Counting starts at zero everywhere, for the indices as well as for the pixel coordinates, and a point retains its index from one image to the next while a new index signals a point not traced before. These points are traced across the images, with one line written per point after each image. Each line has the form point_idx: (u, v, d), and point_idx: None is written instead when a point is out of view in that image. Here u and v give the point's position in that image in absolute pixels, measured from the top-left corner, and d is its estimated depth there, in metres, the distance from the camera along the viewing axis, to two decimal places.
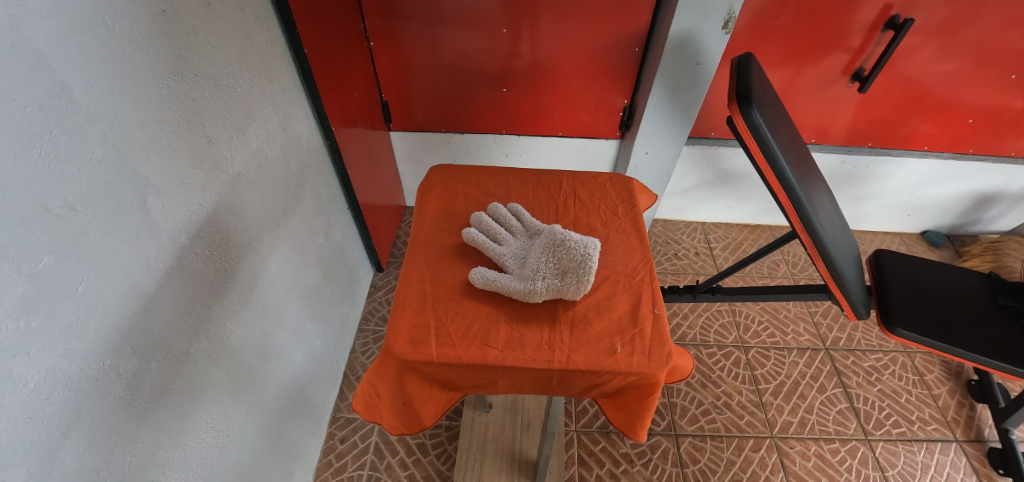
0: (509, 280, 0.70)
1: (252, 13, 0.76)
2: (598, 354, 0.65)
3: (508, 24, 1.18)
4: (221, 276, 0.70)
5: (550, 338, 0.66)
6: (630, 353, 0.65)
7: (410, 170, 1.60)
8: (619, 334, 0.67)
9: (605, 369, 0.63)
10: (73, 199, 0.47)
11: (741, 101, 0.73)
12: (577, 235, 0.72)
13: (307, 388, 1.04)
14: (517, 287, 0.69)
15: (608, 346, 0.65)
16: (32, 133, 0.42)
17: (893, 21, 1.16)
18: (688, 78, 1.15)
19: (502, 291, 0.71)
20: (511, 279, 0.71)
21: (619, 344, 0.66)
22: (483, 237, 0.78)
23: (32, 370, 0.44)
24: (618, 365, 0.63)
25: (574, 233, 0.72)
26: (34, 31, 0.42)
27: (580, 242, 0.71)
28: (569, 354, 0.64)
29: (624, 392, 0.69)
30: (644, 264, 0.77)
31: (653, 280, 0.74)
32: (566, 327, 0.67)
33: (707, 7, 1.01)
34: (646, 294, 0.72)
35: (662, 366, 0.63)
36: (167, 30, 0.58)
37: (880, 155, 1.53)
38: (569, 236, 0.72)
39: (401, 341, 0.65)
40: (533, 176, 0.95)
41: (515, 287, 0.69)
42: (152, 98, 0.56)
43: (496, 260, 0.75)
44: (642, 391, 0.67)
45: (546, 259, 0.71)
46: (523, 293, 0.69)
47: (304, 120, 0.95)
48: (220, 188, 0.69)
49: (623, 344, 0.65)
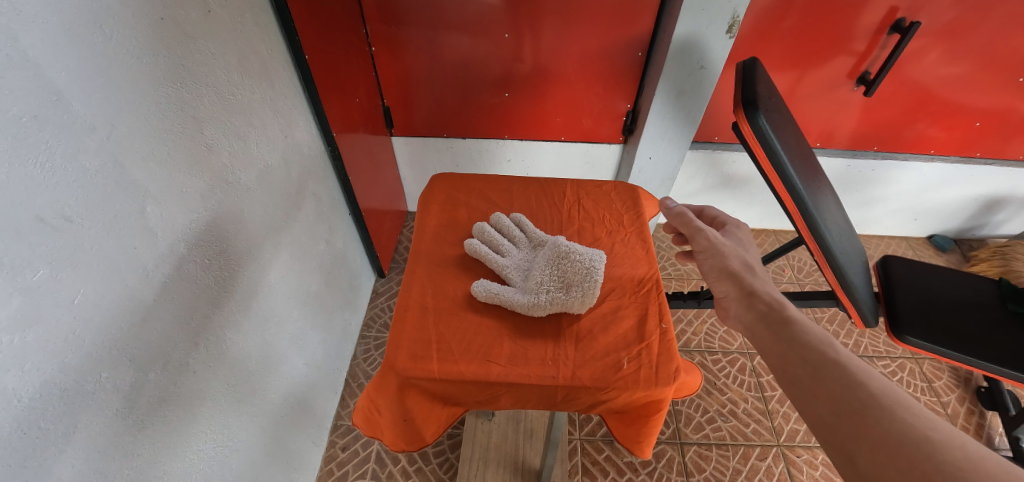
0: (511, 293, 0.70)
1: (253, 20, 0.75)
2: (603, 369, 0.63)
3: (510, 29, 1.17)
4: (220, 285, 0.69)
5: (554, 353, 0.65)
6: (637, 369, 0.63)
7: (412, 175, 1.60)
8: (625, 348, 0.66)
9: (612, 385, 0.62)
10: (70, 209, 0.46)
11: (747, 106, 0.72)
12: (582, 247, 0.73)
13: (308, 395, 1.02)
14: (520, 300, 0.68)
15: (615, 361, 0.64)
16: (27, 144, 0.42)
17: (899, 24, 1.15)
18: (691, 83, 1.14)
19: (505, 304, 0.70)
20: (514, 292, 0.70)
21: (626, 359, 0.64)
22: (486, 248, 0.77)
23: (27, 384, 0.43)
24: (625, 382, 0.62)
25: (579, 245, 0.73)
26: (29, 39, 0.41)
27: (586, 254, 0.72)
28: (574, 370, 0.63)
29: (632, 407, 0.67)
30: (651, 275, 0.76)
31: (660, 292, 0.73)
32: (571, 342, 0.66)
33: (710, 11, 1.00)
34: (653, 308, 0.71)
35: (670, 383, 0.62)
36: (165, 37, 0.57)
37: (886, 159, 1.51)
38: (575, 248, 0.72)
39: (402, 357, 0.64)
40: (536, 185, 0.94)
41: (517, 300, 0.69)
42: (151, 105, 0.55)
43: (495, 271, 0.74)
44: (650, 407, 0.66)
45: (550, 272, 0.71)
46: (527, 307, 0.68)
47: (305, 126, 0.95)
48: (220, 196, 0.68)
49: (629, 359, 0.64)
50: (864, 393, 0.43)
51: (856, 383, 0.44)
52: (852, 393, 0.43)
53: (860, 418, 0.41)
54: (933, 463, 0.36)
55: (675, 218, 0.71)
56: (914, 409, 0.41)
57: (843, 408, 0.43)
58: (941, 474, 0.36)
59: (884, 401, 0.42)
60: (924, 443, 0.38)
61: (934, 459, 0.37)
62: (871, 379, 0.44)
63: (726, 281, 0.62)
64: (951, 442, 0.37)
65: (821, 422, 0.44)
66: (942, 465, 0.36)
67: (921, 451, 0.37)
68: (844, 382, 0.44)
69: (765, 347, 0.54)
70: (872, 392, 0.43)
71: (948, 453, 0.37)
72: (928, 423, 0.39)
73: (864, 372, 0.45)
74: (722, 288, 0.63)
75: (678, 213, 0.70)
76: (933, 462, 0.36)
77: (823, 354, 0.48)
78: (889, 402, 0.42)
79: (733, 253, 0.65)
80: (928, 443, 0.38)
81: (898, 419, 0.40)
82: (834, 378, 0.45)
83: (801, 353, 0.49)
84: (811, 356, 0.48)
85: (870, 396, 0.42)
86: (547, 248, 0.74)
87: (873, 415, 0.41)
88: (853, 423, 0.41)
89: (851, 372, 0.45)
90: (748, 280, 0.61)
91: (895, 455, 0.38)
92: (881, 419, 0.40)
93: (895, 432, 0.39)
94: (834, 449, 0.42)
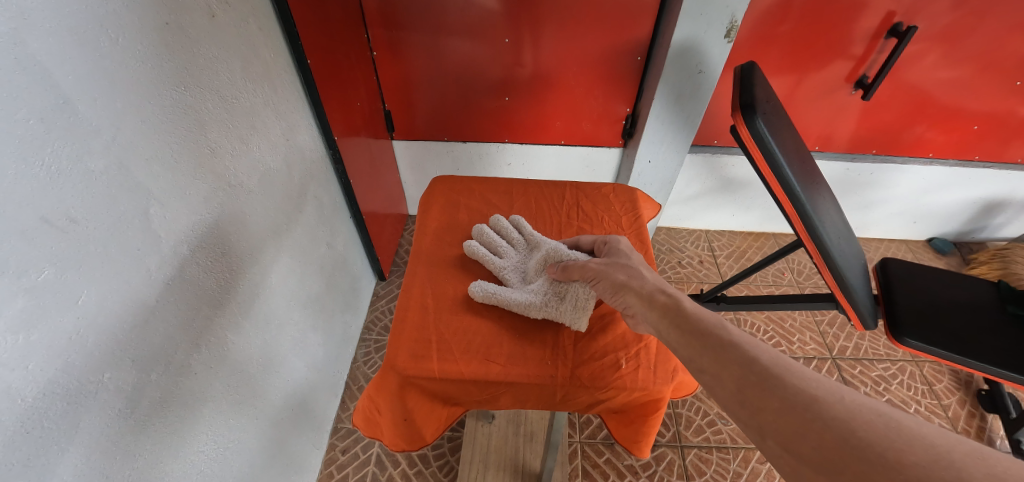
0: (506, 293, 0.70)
1: (256, 24, 0.76)
2: (601, 369, 0.64)
3: (510, 33, 1.18)
4: (221, 287, 0.70)
5: (552, 353, 0.66)
6: (635, 368, 0.64)
7: (413, 178, 1.60)
8: (624, 348, 0.66)
9: (610, 384, 0.62)
10: (75, 211, 0.47)
11: (744, 109, 0.72)
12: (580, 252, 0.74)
13: (309, 398, 1.03)
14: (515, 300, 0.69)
15: (613, 361, 0.65)
16: (33, 146, 0.42)
17: (896, 28, 1.16)
18: (690, 87, 1.15)
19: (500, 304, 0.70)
20: (510, 291, 0.71)
21: (624, 359, 0.65)
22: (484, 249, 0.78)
23: (30, 383, 0.44)
24: (623, 381, 0.62)
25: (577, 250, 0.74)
26: (37, 44, 0.42)
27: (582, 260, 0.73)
28: (572, 369, 0.64)
29: (630, 407, 0.67)
30: None
31: None
32: (570, 342, 0.67)
33: (708, 16, 1.01)
34: None
35: (668, 382, 0.63)
36: (170, 42, 0.58)
37: (884, 162, 1.52)
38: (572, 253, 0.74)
39: (403, 356, 0.64)
40: (535, 187, 0.94)
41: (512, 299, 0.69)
42: (155, 108, 0.56)
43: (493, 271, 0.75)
44: (648, 406, 0.66)
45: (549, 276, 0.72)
46: (523, 306, 0.69)
47: (307, 130, 0.95)
48: (222, 198, 0.69)
49: (627, 359, 0.65)
50: (758, 364, 0.44)
51: (749, 355, 0.45)
52: (748, 367, 0.44)
53: (759, 391, 0.42)
54: (824, 423, 0.38)
55: (562, 273, 0.68)
56: (799, 371, 0.43)
57: (742, 386, 0.43)
58: (833, 432, 0.37)
59: (773, 369, 0.43)
60: (814, 402, 0.40)
61: (824, 416, 0.38)
62: (760, 352, 0.45)
63: (619, 289, 0.61)
64: (832, 397, 0.40)
65: (729, 408, 0.44)
66: (832, 422, 0.38)
67: (812, 412, 0.39)
68: (738, 357, 0.45)
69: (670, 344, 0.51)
70: (763, 362, 0.44)
71: (833, 409, 0.39)
72: (812, 383, 0.41)
73: (753, 343, 0.47)
74: (616, 296, 0.61)
75: (563, 268, 0.68)
76: (824, 420, 0.38)
77: (717, 333, 0.49)
78: (778, 368, 0.43)
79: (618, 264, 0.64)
80: (817, 402, 0.40)
81: (790, 384, 0.42)
82: (729, 357, 0.46)
83: (697, 339, 0.49)
84: (707, 341, 0.48)
85: (762, 367, 0.44)
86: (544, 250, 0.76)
87: (768, 385, 0.42)
88: (754, 399, 0.42)
89: (742, 345, 0.47)
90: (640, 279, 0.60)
91: (793, 420, 0.39)
92: (775, 387, 0.42)
93: (790, 399, 0.40)
94: (745, 430, 0.42)
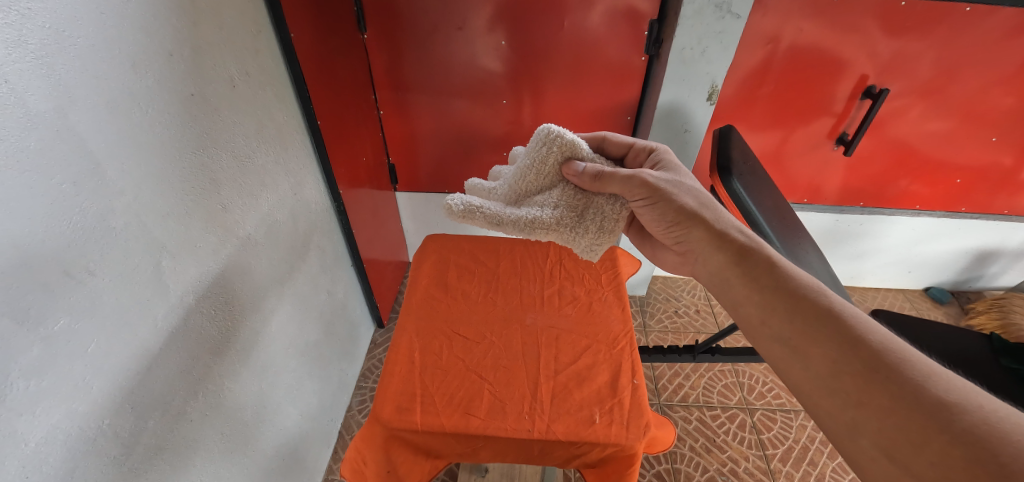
0: (498, 211, 0.72)
1: (272, 91, 0.83)
2: (577, 424, 0.69)
3: (509, 95, 1.26)
4: (222, 335, 0.72)
5: (530, 408, 0.71)
6: (608, 424, 0.69)
7: (415, 226, 1.66)
8: (599, 404, 0.72)
9: (584, 439, 0.67)
10: (93, 264, 0.50)
11: (722, 172, 0.82)
12: (580, 142, 0.77)
13: (301, 448, 1.02)
14: (516, 218, 0.72)
15: (587, 416, 0.70)
16: (64, 207, 0.47)
17: (870, 90, 1.23)
18: (678, 144, 1.23)
19: (499, 227, 0.73)
20: (505, 211, 0.73)
21: (598, 414, 0.70)
22: (483, 188, 0.83)
23: (34, 429, 0.46)
24: (595, 436, 0.68)
25: (571, 134, 0.76)
26: (78, 118, 0.48)
27: (590, 155, 0.77)
28: (548, 424, 0.69)
29: (606, 463, 0.71)
30: (625, 333, 0.83)
31: (632, 350, 0.80)
32: (547, 398, 0.73)
33: (690, 82, 1.09)
34: (626, 365, 0.78)
35: (639, 438, 0.67)
36: (193, 110, 0.63)
37: (872, 214, 1.57)
38: (571, 143, 0.76)
39: (388, 409, 0.70)
40: (521, 245, 1.01)
41: (511, 217, 0.72)
42: (174, 171, 0.61)
43: (483, 198, 0.77)
44: (620, 465, 0.70)
45: (551, 197, 0.75)
46: (529, 223, 0.72)
47: (314, 184, 1.01)
48: (230, 250, 0.73)
49: (601, 415, 0.70)
50: (867, 352, 0.48)
51: (862, 341, 0.49)
52: (854, 356, 0.48)
53: (867, 387, 0.46)
54: (952, 435, 0.41)
55: (590, 181, 0.72)
56: (927, 372, 0.46)
57: (844, 374, 0.48)
58: (963, 447, 0.40)
59: (892, 362, 0.47)
60: (942, 410, 0.43)
61: (954, 429, 0.41)
62: (872, 336, 0.49)
63: (681, 223, 0.67)
64: (968, 408, 0.42)
65: (817, 383, 0.50)
66: (963, 437, 0.41)
67: (938, 420, 0.42)
68: (846, 343, 0.49)
69: (744, 295, 0.59)
70: (877, 354, 0.48)
71: (965, 422, 0.42)
72: (944, 389, 0.44)
73: (866, 328, 0.50)
74: (676, 228, 0.68)
75: (594, 174, 0.72)
76: (952, 433, 0.41)
77: (821, 308, 0.53)
78: (898, 363, 0.47)
79: (674, 190, 0.69)
80: (947, 411, 0.43)
81: (912, 385, 0.45)
82: (832, 341, 0.50)
83: (790, 308, 0.55)
84: (804, 313, 0.53)
85: (876, 359, 0.47)
86: (535, 150, 0.76)
87: (879, 379, 0.46)
88: (857, 392, 0.47)
89: (853, 328, 0.50)
90: (704, 217, 0.66)
91: (909, 425, 0.43)
92: (892, 387, 0.45)
93: (911, 399, 0.44)
94: (841, 422, 0.48)
